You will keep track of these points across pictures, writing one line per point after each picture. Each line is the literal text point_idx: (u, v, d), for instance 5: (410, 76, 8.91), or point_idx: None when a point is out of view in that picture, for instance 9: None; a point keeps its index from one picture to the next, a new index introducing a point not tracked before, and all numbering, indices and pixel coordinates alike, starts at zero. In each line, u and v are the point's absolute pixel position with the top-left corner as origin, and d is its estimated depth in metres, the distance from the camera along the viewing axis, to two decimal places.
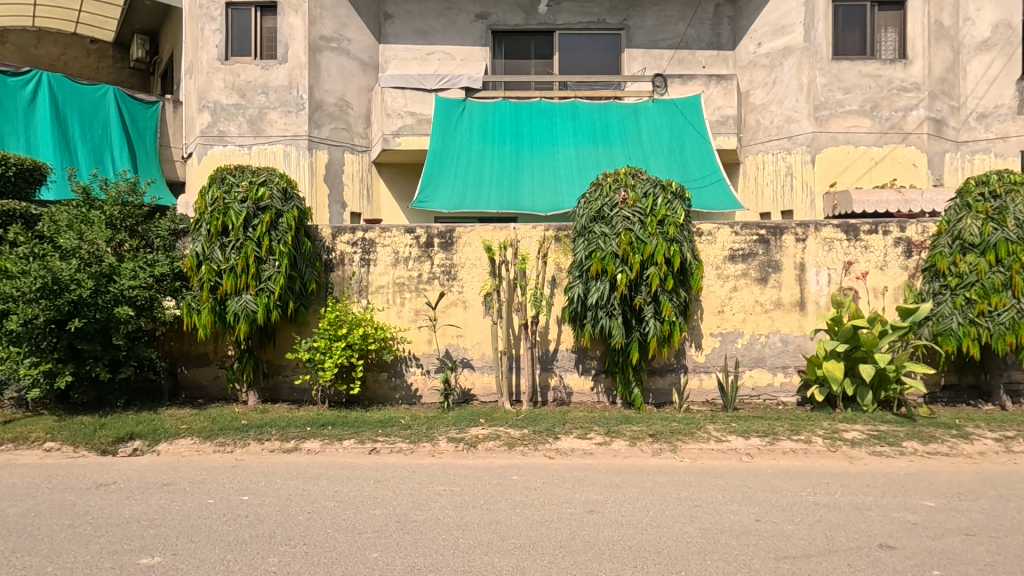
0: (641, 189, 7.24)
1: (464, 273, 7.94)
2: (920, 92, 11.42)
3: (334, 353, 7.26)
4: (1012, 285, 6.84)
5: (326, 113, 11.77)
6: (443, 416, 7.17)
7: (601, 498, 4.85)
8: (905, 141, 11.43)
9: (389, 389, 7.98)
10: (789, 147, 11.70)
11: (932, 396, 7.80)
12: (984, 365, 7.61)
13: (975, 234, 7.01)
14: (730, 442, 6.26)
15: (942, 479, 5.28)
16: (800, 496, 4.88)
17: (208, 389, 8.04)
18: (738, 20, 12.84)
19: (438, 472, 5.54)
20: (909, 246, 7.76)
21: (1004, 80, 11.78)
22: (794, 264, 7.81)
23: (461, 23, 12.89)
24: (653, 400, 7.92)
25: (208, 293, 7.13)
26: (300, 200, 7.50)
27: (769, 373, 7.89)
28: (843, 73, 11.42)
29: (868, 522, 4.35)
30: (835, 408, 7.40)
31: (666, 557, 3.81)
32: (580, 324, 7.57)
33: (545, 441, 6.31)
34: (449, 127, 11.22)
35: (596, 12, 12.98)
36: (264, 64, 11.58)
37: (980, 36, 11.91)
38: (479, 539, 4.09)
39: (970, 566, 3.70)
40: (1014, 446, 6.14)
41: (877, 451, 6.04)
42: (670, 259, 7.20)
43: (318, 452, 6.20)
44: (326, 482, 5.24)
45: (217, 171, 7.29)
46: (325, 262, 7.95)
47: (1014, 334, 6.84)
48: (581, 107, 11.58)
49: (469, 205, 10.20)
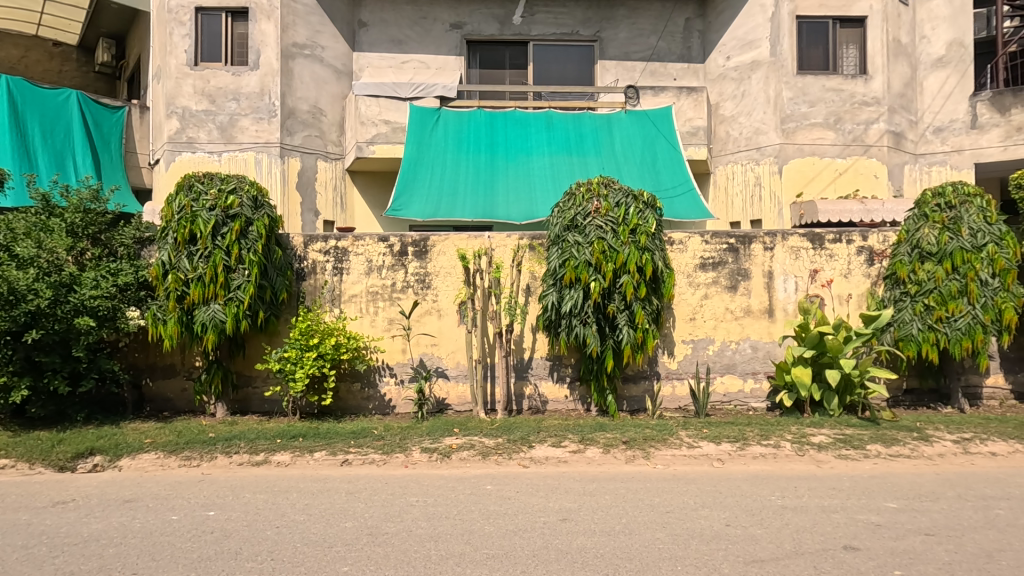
0: (614, 199, 7.33)
1: (439, 282, 7.92)
2: (880, 106, 11.86)
3: (306, 363, 7.16)
4: (967, 292, 7.11)
5: (299, 121, 11.66)
6: (417, 426, 7.11)
7: (575, 506, 4.86)
8: (867, 154, 11.83)
9: (362, 399, 7.89)
10: (758, 158, 11.99)
11: (895, 399, 8.03)
12: (943, 369, 7.88)
13: (932, 242, 7.28)
14: (702, 448, 6.35)
15: (904, 481, 5.45)
16: (769, 500, 4.97)
17: (174, 401, 7.82)
18: (708, 34, 13.17)
19: (411, 483, 5.48)
20: (871, 254, 8.02)
21: (958, 96, 12.32)
22: (762, 273, 8.00)
23: (436, 32, 12.92)
24: (627, 407, 7.99)
25: (174, 302, 6.95)
26: (271, 207, 7.38)
27: (740, 379, 8.03)
28: (807, 87, 11.78)
29: (834, 524, 4.46)
30: (803, 412, 7.59)
31: (637, 563, 3.83)
32: (554, 332, 7.60)
33: (519, 450, 6.30)
34: (424, 135, 11.23)
35: (570, 24, 13.15)
36: (234, 70, 11.40)
37: (936, 53, 12.44)
38: (452, 550, 4.05)
39: (930, 565, 3.81)
40: (972, 447, 6.36)
41: (843, 454, 6.20)
42: (642, 268, 7.28)
43: (288, 464, 6.08)
44: (297, 495, 5.14)
45: (185, 178, 7.14)
46: (297, 271, 7.84)
47: (970, 339, 7.10)
48: (555, 117, 11.70)
49: (443, 213, 10.19)
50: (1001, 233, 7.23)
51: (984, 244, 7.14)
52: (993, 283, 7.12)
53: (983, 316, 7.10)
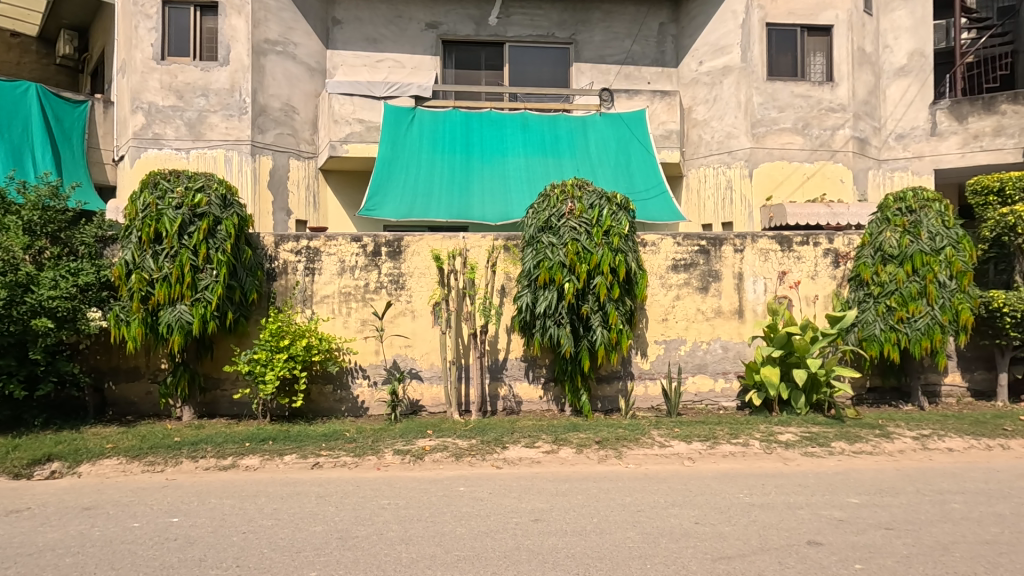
0: (588, 201, 7.37)
1: (413, 282, 7.87)
2: (846, 113, 12.21)
3: (276, 365, 7.02)
4: (927, 294, 7.36)
5: (270, 118, 11.47)
6: (390, 428, 7.05)
7: (546, 506, 4.88)
8: (834, 158, 12.15)
9: (334, 402, 7.79)
10: (729, 162, 12.21)
11: (859, 397, 8.27)
12: (904, 368, 8.13)
13: (894, 245, 7.52)
14: (673, 446, 6.44)
15: (866, 477, 5.61)
16: (738, 498, 5.06)
17: (138, 405, 7.60)
18: (681, 39, 13.38)
19: (384, 486, 5.42)
20: (837, 256, 8.24)
21: (918, 104, 12.77)
22: (732, 274, 8.15)
23: (412, 31, 12.84)
24: (601, 407, 8.06)
25: (138, 303, 6.75)
26: (240, 206, 7.22)
27: (711, 379, 8.17)
28: (777, 93, 12.04)
29: (798, 519, 4.57)
30: (771, 411, 7.75)
31: (608, 562, 3.86)
32: (529, 333, 7.63)
33: (493, 451, 6.31)
34: (399, 135, 11.14)
35: (546, 26, 13.21)
36: (203, 66, 11.14)
37: (898, 63, 12.86)
38: (423, 553, 4.02)
39: (889, 558, 3.93)
40: (930, 443, 6.58)
41: (809, 452, 6.36)
42: (616, 269, 7.35)
43: (256, 468, 5.96)
44: (265, 500, 5.04)
45: (150, 175, 6.94)
46: (268, 271, 7.70)
47: (929, 339, 7.35)
48: (530, 119, 11.73)
49: (417, 214, 10.15)
50: (958, 237, 7.48)
51: (942, 247, 7.39)
52: (950, 285, 7.38)
53: (941, 317, 7.35)
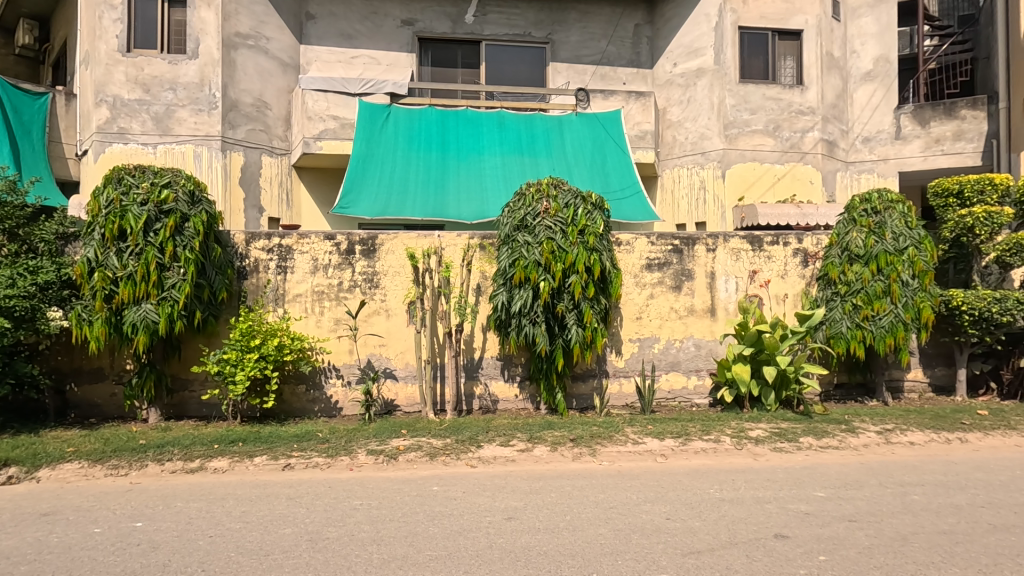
0: (563, 200, 7.41)
1: (387, 281, 7.80)
2: (815, 116, 12.50)
3: (246, 366, 6.89)
4: (891, 292, 7.57)
5: (242, 114, 11.25)
6: (364, 428, 6.98)
7: (521, 504, 4.89)
8: (803, 160, 12.43)
9: (307, 402, 7.67)
10: (702, 163, 12.38)
11: (827, 393, 8.48)
12: (870, 364, 8.36)
13: (860, 245, 7.72)
14: (646, 443, 6.52)
15: (832, 471, 5.76)
16: (709, 493, 5.13)
17: (102, 407, 7.38)
18: (656, 40, 13.52)
19: (356, 487, 5.35)
20: (806, 256, 8.44)
21: (884, 108, 13.14)
22: (705, 273, 8.27)
23: (387, 28, 12.72)
24: (576, 405, 8.11)
25: (101, 302, 6.54)
26: (209, 203, 7.04)
27: (684, 376, 8.28)
28: (749, 95, 12.26)
29: (767, 514, 4.65)
30: (742, 408, 7.89)
31: (580, 559, 3.88)
32: (504, 331, 7.62)
33: (467, 450, 6.30)
34: (373, 132, 11.01)
35: (522, 25, 13.21)
36: (171, 59, 10.86)
37: (865, 68, 13.21)
38: (395, 553, 3.99)
39: (851, 549, 4.03)
40: (893, 437, 6.78)
41: (778, 447, 6.49)
42: (591, 268, 7.39)
43: (225, 470, 5.84)
44: (233, 502, 4.94)
45: (113, 170, 6.74)
46: (238, 270, 7.54)
47: (893, 336, 7.57)
48: (507, 118, 11.72)
49: (392, 212, 10.07)
50: (920, 238, 7.71)
51: (906, 247, 7.61)
52: (913, 284, 7.60)
53: (904, 315, 7.57)
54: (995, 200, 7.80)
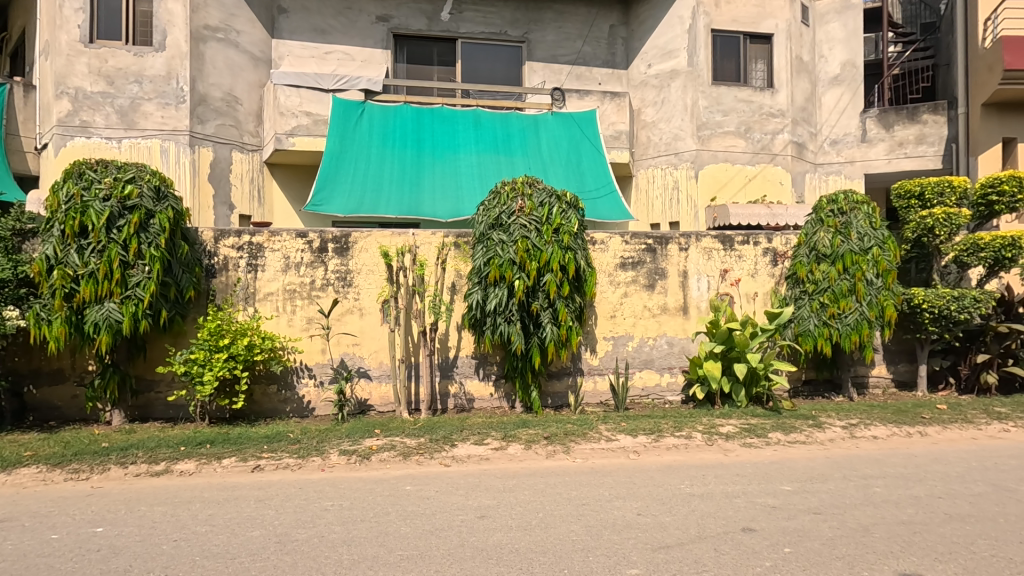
0: (538, 199, 7.42)
1: (361, 279, 7.72)
2: (785, 118, 12.78)
3: (214, 366, 6.73)
4: (856, 291, 7.77)
5: (211, 108, 11.00)
6: (336, 428, 6.91)
7: (493, 502, 4.89)
8: (773, 162, 12.70)
9: (278, 402, 7.54)
10: (676, 163, 12.54)
11: (796, 389, 8.68)
12: (836, 361, 8.58)
13: (826, 245, 7.92)
14: (619, 441, 6.59)
15: (799, 465, 5.89)
16: (679, 489, 5.21)
17: (62, 410, 7.15)
18: (631, 41, 13.64)
19: (327, 487, 5.29)
20: (775, 255, 8.64)
21: (850, 112, 13.50)
22: (678, 272, 8.39)
23: (361, 24, 12.57)
24: (551, 403, 8.14)
25: (61, 301, 6.31)
26: (175, 199, 6.87)
27: (657, 373, 8.39)
28: (721, 97, 12.46)
29: (734, 508, 4.74)
30: (713, 404, 8.03)
31: (551, 556, 3.90)
32: (479, 330, 7.61)
33: (441, 449, 6.27)
34: (347, 128, 10.86)
35: (498, 23, 13.20)
36: (137, 51, 10.55)
37: (832, 72, 13.55)
38: (365, 554, 3.95)
39: (815, 541, 4.14)
40: (857, 432, 6.99)
41: (747, 442, 6.62)
42: (565, 266, 7.42)
43: (192, 472, 5.70)
44: (199, 505, 4.83)
45: (74, 164, 6.53)
46: (206, 268, 7.37)
47: (858, 333, 7.78)
48: (483, 116, 11.68)
49: (367, 210, 9.99)
50: (884, 238, 7.93)
51: (870, 247, 7.82)
52: (877, 283, 7.81)
53: (868, 313, 7.78)
54: (954, 202, 8.07)
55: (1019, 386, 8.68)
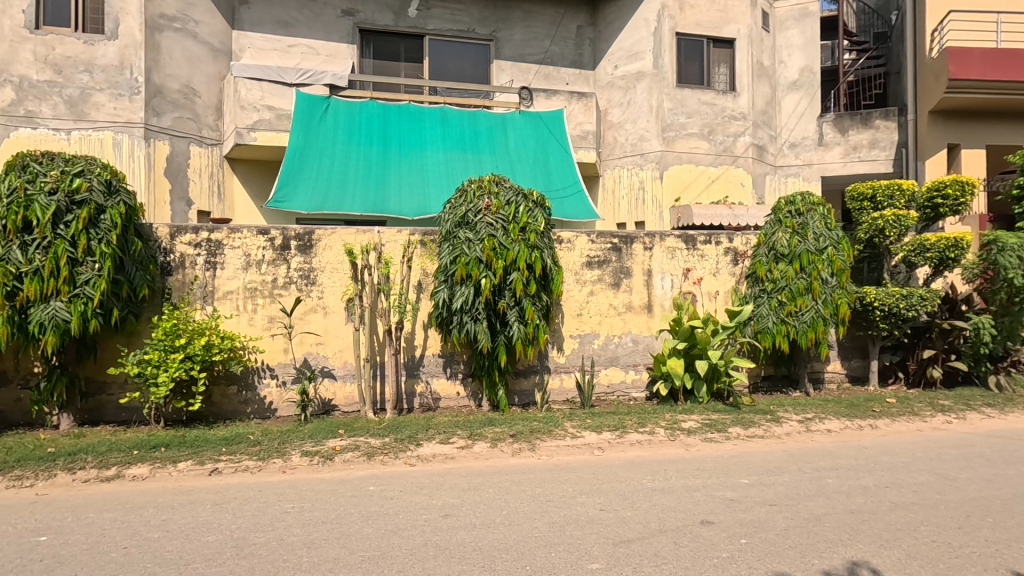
0: (504, 198, 7.42)
1: (324, 278, 7.59)
2: (746, 121, 13.12)
3: (170, 366, 6.51)
4: (812, 289, 8.02)
5: (168, 100, 10.64)
6: (299, 429, 6.78)
7: (458, 501, 4.87)
8: (735, 163, 13.01)
9: (238, 403, 7.35)
10: (642, 164, 12.73)
11: (755, 385, 8.93)
12: (794, 358, 8.88)
13: (784, 245, 8.16)
14: (584, 437, 6.66)
15: (757, 459, 6.06)
16: (642, 484, 5.30)
17: (5, 414, 6.81)
18: (598, 42, 13.79)
19: (288, 490, 5.18)
20: (736, 254, 8.88)
21: (808, 116, 13.96)
22: (642, 271, 8.52)
23: (326, 17, 12.33)
24: (518, 401, 8.16)
25: (2, 300, 5.99)
26: (128, 194, 6.62)
27: (622, 371, 8.51)
28: (685, 99, 12.70)
29: (694, 501, 4.85)
30: (677, 400, 8.21)
31: (514, 553, 3.91)
32: (446, 329, 7.59)
33: (406, 449, 6.22)
34: (311, 123, 10.62)
35: (466, 21, 13.15)
36: (87, 38, 10.10)
37: (792, 77, 13.97)
38: (326, 556, 3.89)
39: (770, 531, 4.27)
40: (812, 426, 7.23)
41: (708, 437, 6.79)
42: (532, 265, 7.44)
43: (145, 477, 5.50)
44: (153, 511, 4.67)
45: (16, 156, 6.21)
46: (162, 265, 7.12)
47: (814, 330, 8.05)
48: (450, 113, 11.60)
49: (331, 207, 9.87)
50: (839, 239, 8.19)
51: (825, 247, 8.08)
52: (832, 282, 8.09)
53: (823, 310, 8.04)
54: (903, 204, 8.40)
55: (961, 380, 9.15)
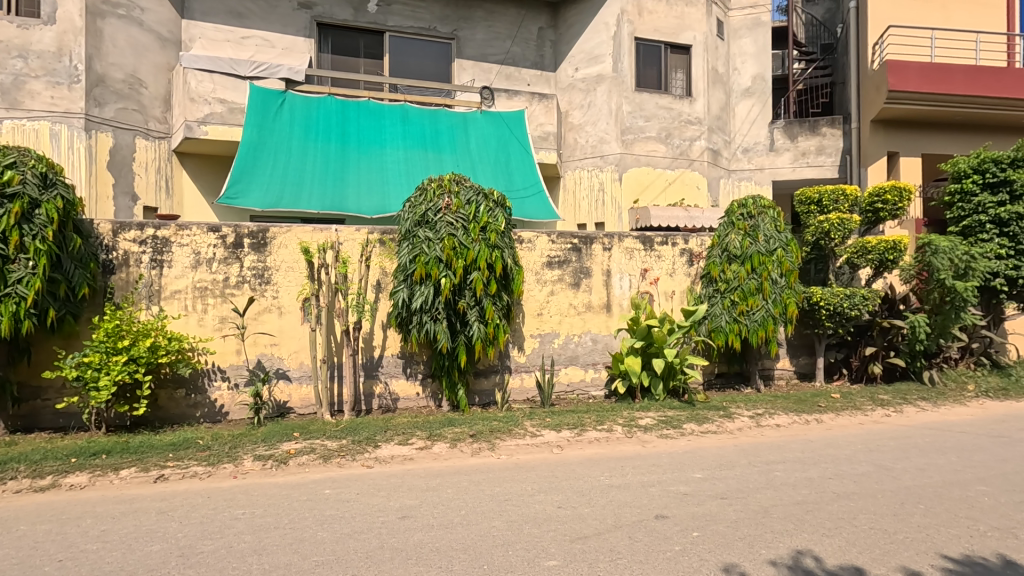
0: (464, 197, 7.40)
1: (279, 277, 7.38)
2: (702, 126, 13.49)
3: (112, 369, 6.20)
4: (762, 289, 8.31)
5: (111, 90, 10.14)
6: (252, 433, 6.57)
7: (416, 502, 4.83)
8: (691, 167, 13.35)
9: (187, 407, 7.07)
10: (601, 165, 12.92)
11: (709, 382, 9.19)
12: (745, 356, 9.19)
13: (737, 246, 8.43)
14: (544, 436, 6.72)
15: (710, 453, 6.25)
16: (599, 480, 5.38)
17: None
18: (559, 45, 13.91)
19: (239, 495, 5.01)
20: (691, 255, 9.13)
21: (760, 122, 14.47)
22: (602, 271, 8.64)
23: (282, 9, 11.99)
24: (478, 401, 8.15)
25: None
26: (66, 187, 6.25)
27: (582, 369, 8.61)
28: (644, 103, 12.95)
29: (649, 496, 4.96)
30: (634, 398, 8.36)
31: (471, 553, 3.90)
32: (405, 329, 7.50)
33: (364, 451, 6.12)
34: (265, 118, 10.31)
35: (427, 19, 13.04)
36: (21, 22, 9.51)
37: (745, 84, 14.45)
38: (277, 562, 3.78)
39: (721, 524, 4.41)
40: (762, 421, 7.50)
41: (664, 433, 6.95)
42: (492, 265, 7.43)
43: (84, 486, 5.22)
44: (92, 521, 4.45)
45: None
46: (103, 263, 6.78)
47: (764, 329, 8.34)
48: (411, 111, 11.47)
49: (286, 204, 9.62)
50: (787, 241, 8.50)
51: (775, 249, 8.36)
52: (781, 282, 8.39)
53: (773, 310, 8.34)
54: (846, 209, 8.82)
55: (899, 375, 9.65)
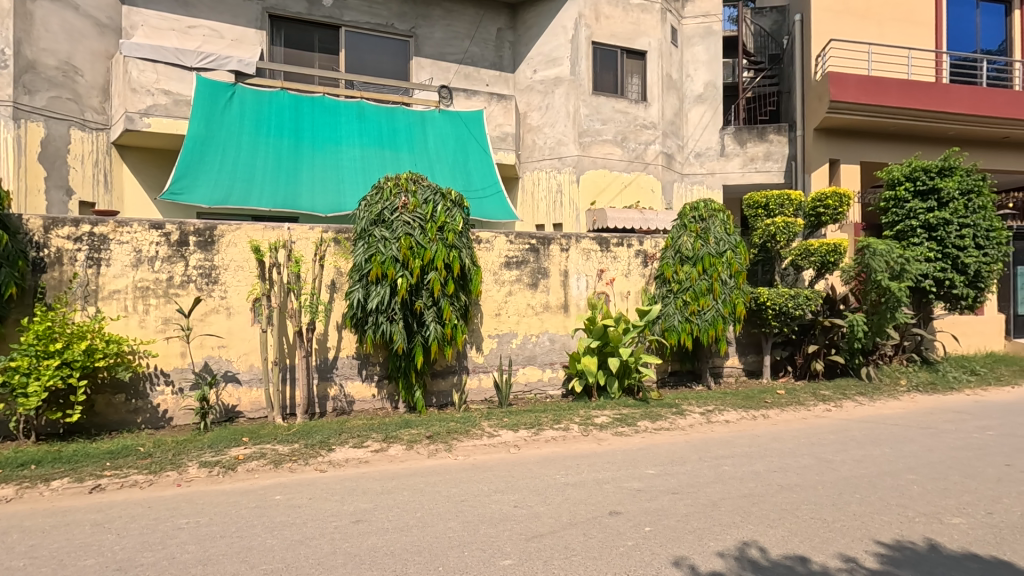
0: (421, 196, 7.34)
1: (228, 276, 7.12)
2: (656, 130, 13.82)
3: (42, 374, 5.82)
4: (713, 290, 8.59)
5: (42, 77, 9.54)
6: (197, 438, 6.31)
7: (370, 506, 4.75)
8: (646, 170, 13.65)
9: (127, 413, 6.73)
10: (559, 167, 13.05)
11: (663, 380, 9.43)
12: (697, 354, 9.47)
13: (689, 248, 8.68)
14: (501, 436, 6.74)
15: (662, 450, 6.41)
16: (556, 479, 5.43)
17: None
18: (518, 46, 13.97)
19: (183, 504, 4.80)
20: (645, 257, 9.34)
21: (712, 128, 14.93)
22: (559, 272, 8.73)
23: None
24: (435, 402, 8.09)
25: None
26: None
27: (539, 369, 8.67)
28: (600, 106, 13.16)
29: (603, 493, 5.04)
30: (590, 397, 8.49)
31: (426, 556, 3.87)
32: (361, 330, 7.36)
33: (317, 455, 5.99)
34: (213, 111, 9.92)
35: (384, 15, 12.86)
36: None
37: (697, 91, 14.89)
38: (223, 572, 3.66)
39: (672, 518, 4.53)
40: (712, 417, 7.75)
41: (618, 431, 7.08)
42: (449, 265, 7.38)
43: (10, 499, 4.90)
44: (19, 536, 4.17)
45: None
46: (33, 261, 6.35)
47: (714, 328, 8.61)
48: (367, 108, 11.27)
49: (235, 201, 9.30)
50: (736, 243, 8.81)
51: (724, 251, 8.66)
52: (730, 283, 8.68)
53: (723, 310, 8.62)
54: (791, 213, 9.23)
55: (840, 371, 10.16)
